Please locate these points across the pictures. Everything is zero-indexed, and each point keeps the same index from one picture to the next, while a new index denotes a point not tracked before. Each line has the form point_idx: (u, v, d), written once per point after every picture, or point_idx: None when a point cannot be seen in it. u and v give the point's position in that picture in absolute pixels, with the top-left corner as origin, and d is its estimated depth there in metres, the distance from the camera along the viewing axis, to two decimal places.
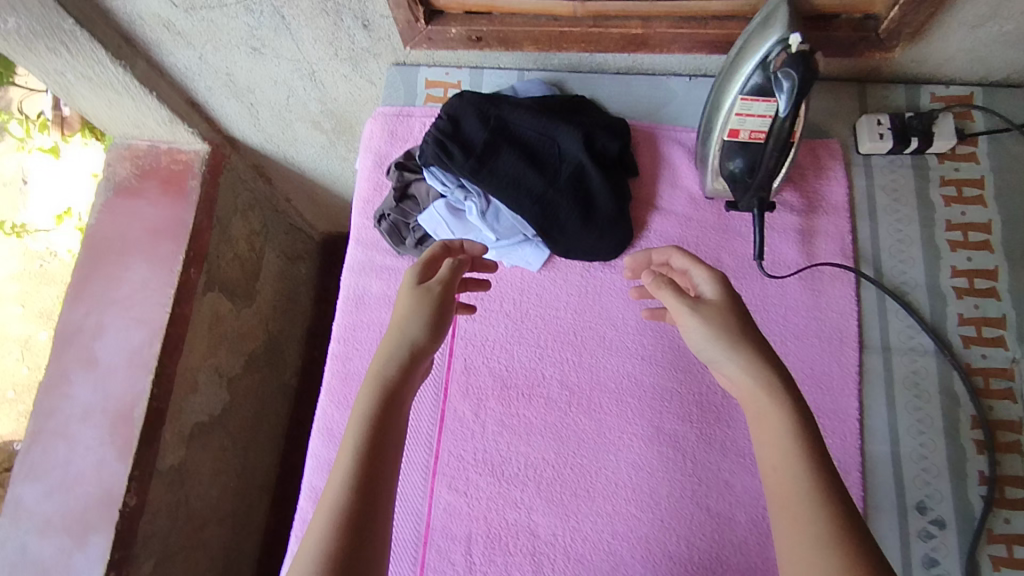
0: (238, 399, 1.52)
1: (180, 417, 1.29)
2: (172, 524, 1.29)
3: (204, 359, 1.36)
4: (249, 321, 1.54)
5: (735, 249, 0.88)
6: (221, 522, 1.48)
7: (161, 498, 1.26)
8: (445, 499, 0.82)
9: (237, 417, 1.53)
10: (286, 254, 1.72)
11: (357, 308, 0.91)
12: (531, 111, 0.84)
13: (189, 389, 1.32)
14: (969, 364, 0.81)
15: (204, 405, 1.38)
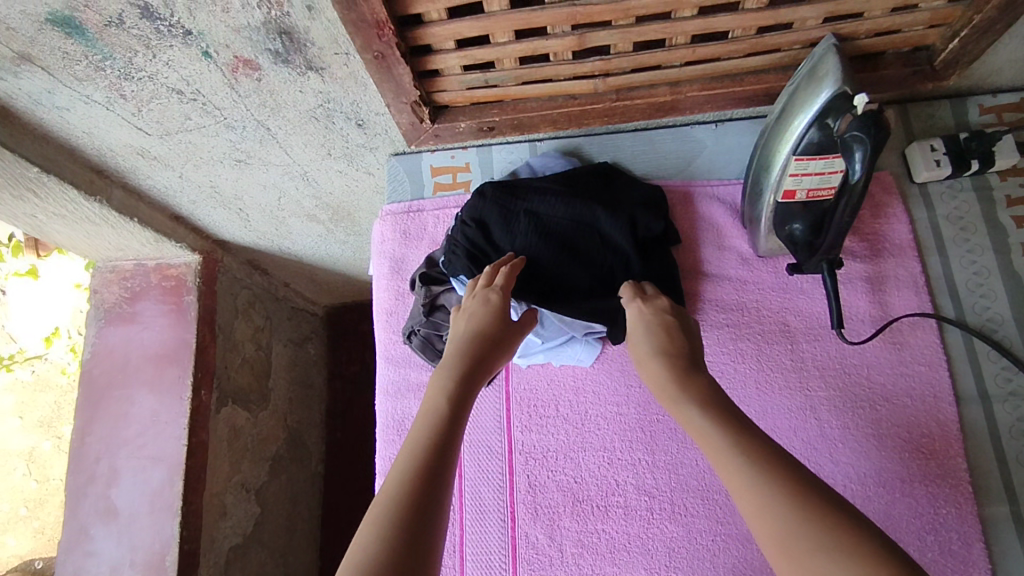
0: (269, 508, 1.43)
1: (213, 548, 1.20)
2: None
3: (229, 478, 1.27)
4: (268, 423, 1.45)
5: (801, 309, 0.81)
6: None
7: None
8: None
9: (271, 526, 1.44)
10: (294, 340, 1.63)
11: (400, 436, 0.82)
12: (562, 198, 0.76)
13: (218, 515, 1.23)
14: None
15: (237, 525, 1.29)
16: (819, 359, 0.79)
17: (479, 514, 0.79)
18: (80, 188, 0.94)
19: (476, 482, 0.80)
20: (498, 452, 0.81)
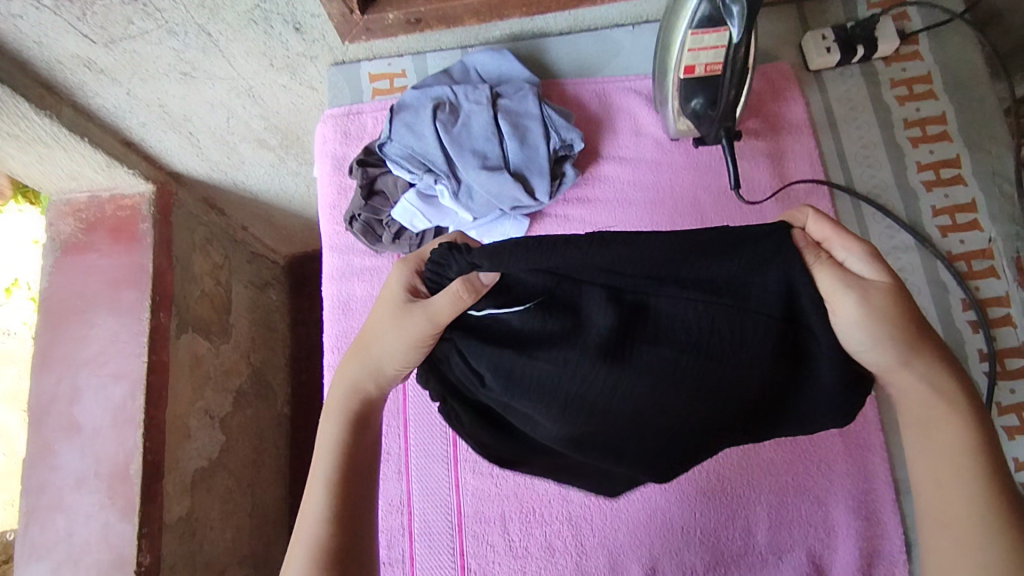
0: (235, 438, 1.47)
1: (178, 466, 1.24)
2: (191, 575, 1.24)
3: (192, 403, 1.31)
4: (231, 356, 1.48)
5: (710, 184, 0.88)
6: (243, 563, 1.43)
7: (175, 551, 1.21)
8: (471, 485, 0.81)
9: (238, 457, 1.47)
10: (255, 283, 1.66)
11: (344, 315, 0.88)
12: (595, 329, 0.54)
13: (183, 436, 1.27)
14: (951, 252, 0.83)
15: (202, 450, 1.33)
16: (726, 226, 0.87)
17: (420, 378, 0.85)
18: (31, 102, 0.97)
19: None
20: None
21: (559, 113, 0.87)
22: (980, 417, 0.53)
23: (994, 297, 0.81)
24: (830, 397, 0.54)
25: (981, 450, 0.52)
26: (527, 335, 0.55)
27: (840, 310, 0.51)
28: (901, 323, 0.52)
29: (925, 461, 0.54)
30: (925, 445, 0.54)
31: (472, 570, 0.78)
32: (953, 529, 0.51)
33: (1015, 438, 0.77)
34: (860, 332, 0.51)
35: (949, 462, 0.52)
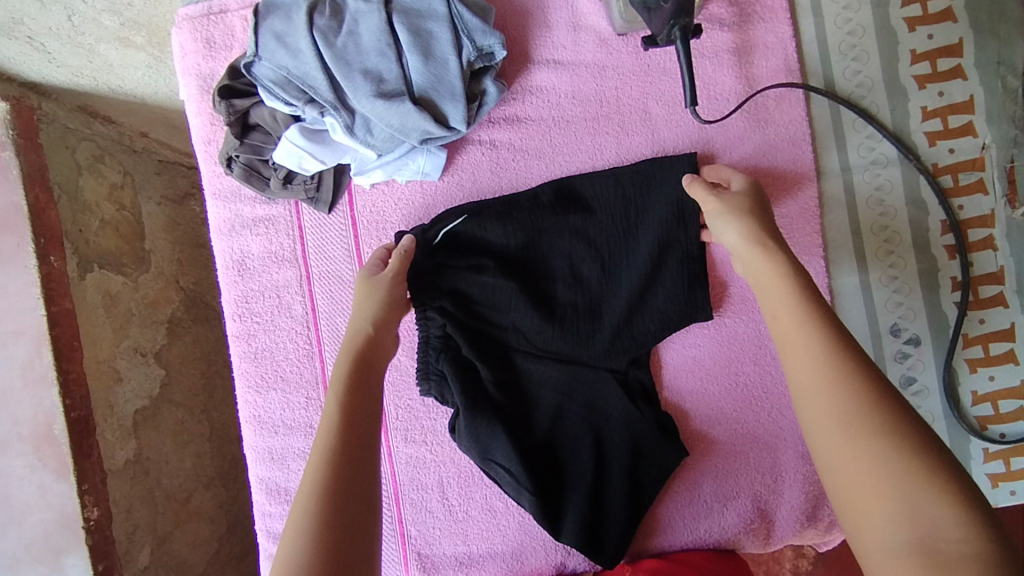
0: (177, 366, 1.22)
1: (111, 414, 1.08)
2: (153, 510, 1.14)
3: (117, 345, 1.10)
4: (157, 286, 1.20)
5: (662, 92, 0.73)
6: (209, 486, 1.26)
7: (126, 493, 1.09)
8: (405, 454, 0.75)
9: (188, 386, 1.24)
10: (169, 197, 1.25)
11: (242, 277, 0.75)
12: (514, 263, 0.73)
13: (112, 380, 1.09)
14: (937, 164, 0.72)
15: (139, 390, 1.13)
16: (679, 145, 0.73)
17: (336, 342, 0.75)
18: None
19: (331, 313, 0.75)
20: (349, 280, 0.75)
21: (473, 9, 0.68)
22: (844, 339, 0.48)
23: (976, 216, 0.72)
24: (668, 274, 0.71)
25: (851, 369, 0.45)
26: (493, 249, 0.72)
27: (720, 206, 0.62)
28: (758, 233, 0.58)
29: (805, 398, 0.47)
30: (807, 384, 0.47)
31: (413, 537, 0.75)
32: (856, 468, 0.42)
33: (977, 370, 0.72)
34: (732, 233, 0.59)
35: (821, 387, 0.46)
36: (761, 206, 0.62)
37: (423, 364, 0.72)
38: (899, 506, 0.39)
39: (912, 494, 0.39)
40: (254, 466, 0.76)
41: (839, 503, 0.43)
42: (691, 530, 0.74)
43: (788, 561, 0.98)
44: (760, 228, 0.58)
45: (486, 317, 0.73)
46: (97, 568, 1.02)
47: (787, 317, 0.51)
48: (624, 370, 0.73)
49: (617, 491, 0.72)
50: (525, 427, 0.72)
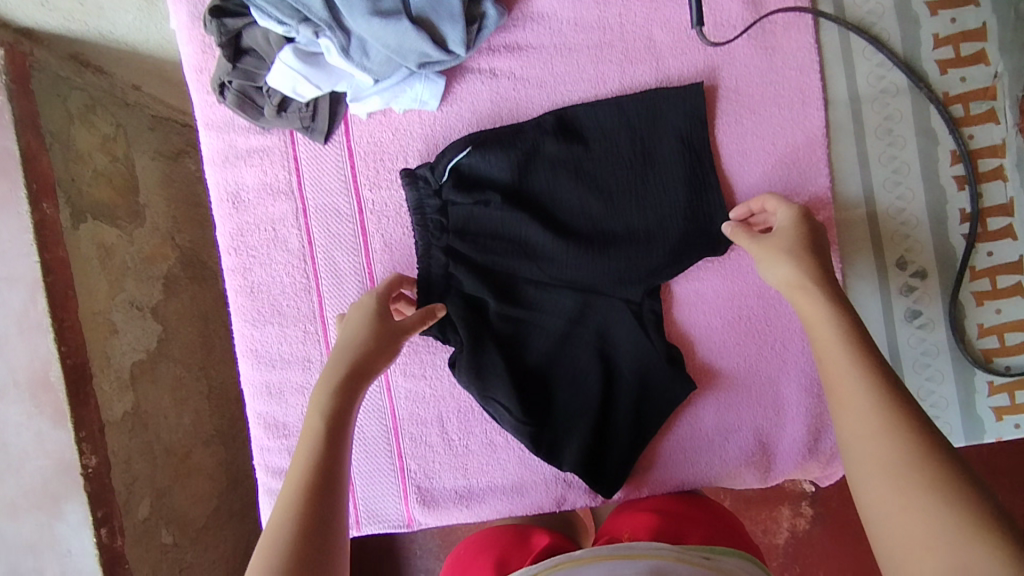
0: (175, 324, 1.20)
1: (108, 364, 1.04)
2: (152, 464, 1.10)
3: (112, 299, 1.07)
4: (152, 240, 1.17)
5: (667, 19, 0.71)
6: (208, 445, 1.24)
7: (126, 445, 1.06)
8: (404, 388, 0.75)
9: (186, 339, 1.22)
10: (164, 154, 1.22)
11: (237, 209, 0.74)
12: (519, 196, 0.71)
13: (109, 331, 1.06)
14: (948, 93, 0.70)
15: (136, 343, 1.10)
16: (685, 73, 0.71)
17: (334, 275, 0.74)
18: None
19: (329, 246, 0.74)
20: (348, 213, 0.74)
21: None
22: (895, 385, 0.48)
23: (987, 147, 0.70)
24: (677, 206, 0.70)
25: (897, 410, 0.46)
26: (496, 183, 0.71)
27: (768, 244, 0.61)
28: (808, 267, 0.57)
29: (859, 436, 0.46)
30: (860, 422, 0.47)
31: (413, 471, 0.75)
32: (905, 512, 0.41)
33: (984, 303, 0.71)
34: (785, 266, 0.59)
35: (867, 435, 0.46)
36: (813, 236, 0.61)
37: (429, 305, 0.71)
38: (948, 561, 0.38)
39: (964, 545, 0.38)
40: (252, 400, 0.76)
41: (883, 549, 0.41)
42: (693, 467, 0.73)
43: (783, 521, 1.02)
44: (812, 262, 0.58)
45: (492, 252, 0.72)
46: (97, 515, 0.98)
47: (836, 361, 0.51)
48: (640, 302, 0.72)
49: (625, 417, 0.72)
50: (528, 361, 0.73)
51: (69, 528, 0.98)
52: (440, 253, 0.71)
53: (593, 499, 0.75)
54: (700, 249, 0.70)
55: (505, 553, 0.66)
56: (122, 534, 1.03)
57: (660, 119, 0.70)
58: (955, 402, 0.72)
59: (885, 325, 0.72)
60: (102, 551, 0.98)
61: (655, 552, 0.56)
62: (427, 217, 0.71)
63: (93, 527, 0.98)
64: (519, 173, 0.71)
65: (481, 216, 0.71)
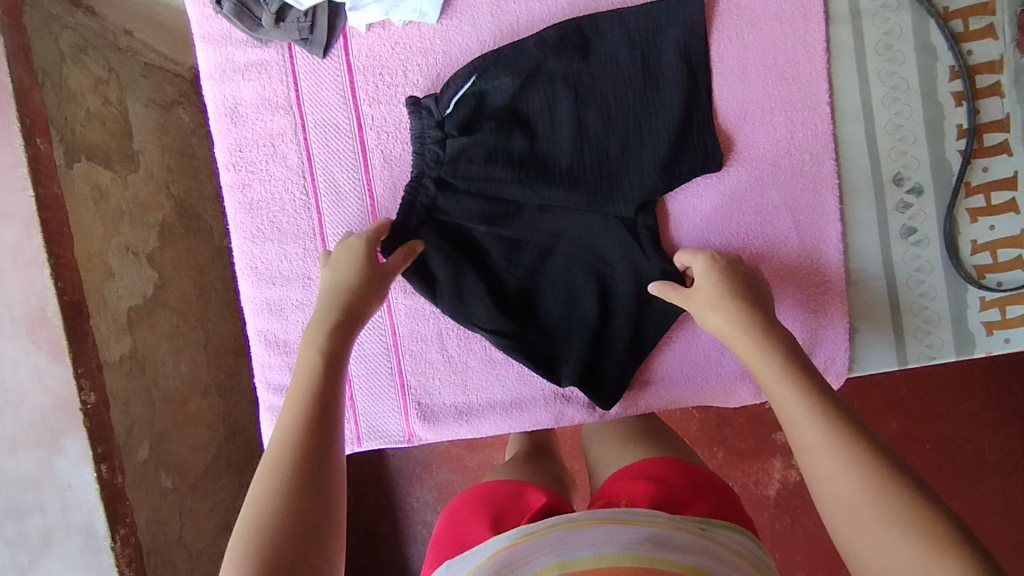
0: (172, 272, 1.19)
1: (105, 305, 1.02)
2: (151, 409, 1.09)
3: (107, 241, 1.04)
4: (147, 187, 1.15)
5: None
6: (207, 394, 1.23)
7: (125, 388, 1.04)
8: (404, 304, 0.75)
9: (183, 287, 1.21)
10: (159, 103, 1.20)
11: (236, 125, 0.74)
12: (519, 118, 0.72)
13: (106, 274, 1.04)
14: (948, 8, 0.70)
15: (132, 288, 1.09)
16: None
17: (334, 192, 0.74)
18: None
19: (327, 162, 0.73)
20: (347, 129, 0.73)
21: None
22: (834, 413, 0.53)
23: (985, 62, 0.70)
24: (676, 120, 0.70)
25: (848, 444, 0.50)
26: (496, 106, 0.71)
27: (696, 302, 0.64)
28: (743, 318, 0.61)
29: (819, 477, 0.51)
30: (816, 463, 0.51)
31: (413, 387, 0.76)
32: (873, 547, 0.46)
33: (978, 220, 0.72)
34: (718, 314, 0.62)
35: (827, 472, 0.50)
36: (739, 278, 0.64)
37: (400, 225, 0.72)
38: None
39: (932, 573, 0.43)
40: (253, 318, 0.76)
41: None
42: (691, 384, 0.75)
43: (775, 473, 1.08)
44: (743, 309, 0.61)
45: (490, 172, 0.72)
46: (97, 451, 0.97)
47: (785, 399, 0.55)
48: (633, 219, 0.72)
49: (614, 334, 0.74)
50: (519, 288, 0.75)
51: (69, 463, 0.97)
52: (436, 175, 0.72)
53: (591, 416, 0.76)
54: (698, 163, 0.71)
55: (501, 511, 0.67)
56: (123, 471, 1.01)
57: (659, 36, 0.70)
58: (948, 318, 0.73)
59: (880, 241, 0.73)
60: (103, 488, 0.97)
61: (651, 519, 0.55)
62: (426, 147, 0.72)
63: (94, 462, 0.96)
64: (522, 97, 0.71)
65: (480, 138, 0.71)
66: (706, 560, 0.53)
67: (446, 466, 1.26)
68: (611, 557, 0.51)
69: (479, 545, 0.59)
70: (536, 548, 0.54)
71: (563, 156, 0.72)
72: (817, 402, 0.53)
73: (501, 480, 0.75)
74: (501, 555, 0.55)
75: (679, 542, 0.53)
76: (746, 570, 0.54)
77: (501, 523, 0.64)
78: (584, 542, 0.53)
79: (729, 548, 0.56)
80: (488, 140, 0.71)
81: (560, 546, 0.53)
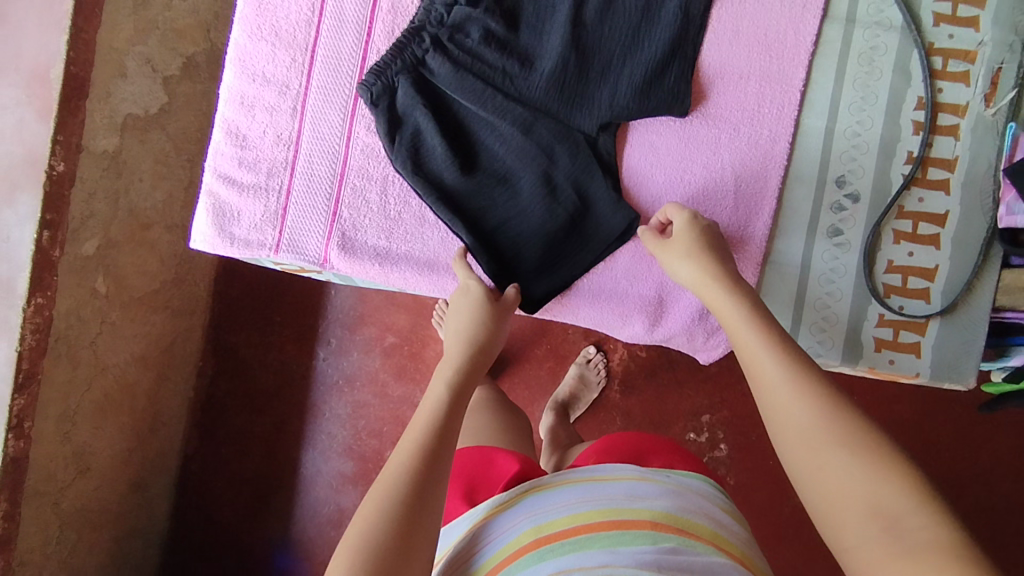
0: (179, 106, 1.14)
1: (108, 101, 0.98)
2: (113, 216, 1.03)
3: (131, 44, 1.00)
4: (188, 20, 1.12)
5: None
6: (174, 232, 1.19)
7: (96, 181, 0.99)
8: (363, 142, 0.79)
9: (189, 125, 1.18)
10: None
11: None
12: (522, 18, 0.77)
13: (118, 71, 0.99)
14: (933, 44, 0.75)
15: (138, 98, 1.04)
16: None
17: (336, 19, 0.79)
18: None
19: None
20: None
21: None
22: (794, 350, 0.54)
23: (952, 104, 0.75)
24: (661, 58, 0.74)
25: (804, 374, 0.51)
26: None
27: (671, 254, 0.67)
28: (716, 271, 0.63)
29: (774, 412, 0.51)
30: (767, 396, 0.52)
31: (343, 218, 0.79)
32: (820, 470, 0.47)
33: (901, 243, 0.75)
34: (689, 265, 0.65)
35: (781, 401, 0.51)
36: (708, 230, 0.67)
37: (382, 65, 0.75)
38: (865, 510, 0.44)
39: (878, 491, 0.44)
40: (225, 107, 0.80)
41: (809, 504, 0.47)
42: (592, 301, 0.79)
43: None
44: (711, 262, 0.64)
45: (483, 58, 0.76)
46: (47, 217, 0.89)
47: (746, 339, 0.56)
48: (594, 137, 0.76)
49: (554, 236, 0.77)
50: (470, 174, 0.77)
51: (14, 220, 0.88)
52: (432, 43, 0.76)
53: None
54: (667, 102, 0.75)
55: (475, 482, 0.67)
56: (62, 248, 0.93)
57: None
58: (843, 325, 0.76)
59: (806, 234, 0.77)
60: (38, 252, 0.89)
61: (622, 473, 0.61)
62: (434, 8, 0.76)
63: (39, 226, 0.89)
64: None
65: (482, 21, 0.76)
66: (673, 504, 0.58)
67: (367, 387, 1.29)
68: (583, 515, 0.56)
69: (458, 521, 0.63)
70: (511, 517, 0.58)
71: (552, 56, 0.75)
72: (778, 341, 0.54)
73: (471, 445, 0.75)
74: (481, 527, 0.59)
75: (647, 491, 0.58)
76: (703, 503, 0.59)
77: (473, 496, 0.65)
78: (555, 506, 0.58)
79: (694, 490, 0.61)
80: (491, 27, 0.76)
81: (533, 512, 0.58)
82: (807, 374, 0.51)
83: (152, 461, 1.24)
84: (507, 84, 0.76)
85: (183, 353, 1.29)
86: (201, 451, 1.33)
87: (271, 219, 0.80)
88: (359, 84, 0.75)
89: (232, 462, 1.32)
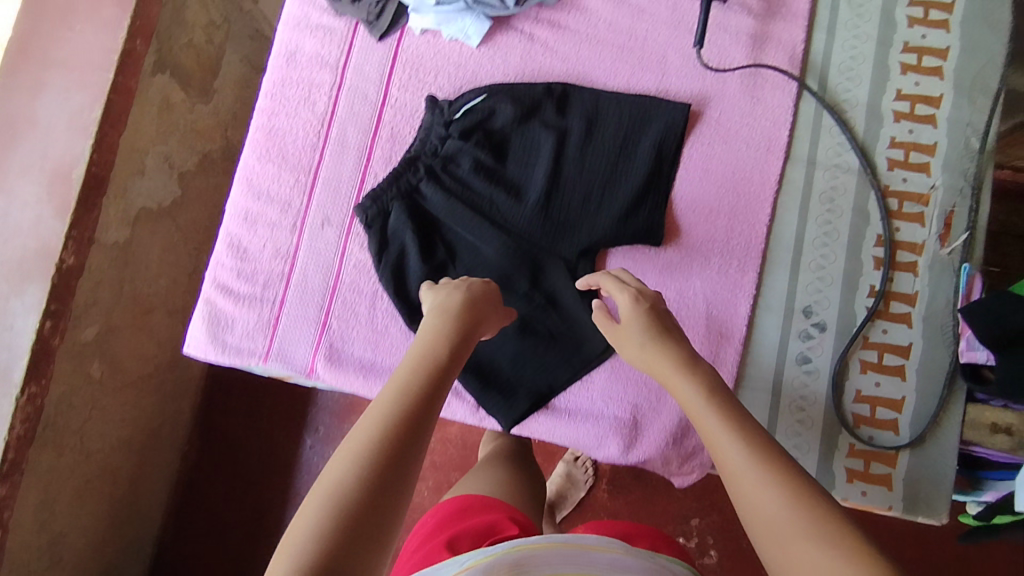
0: (190, 200, 1.21)
1: (124, 197, 1.04)
2: (114, 306, 1.07)
3: (152, 145, 1.08)
4: (208, 122, 1.21)
5: (683, 46, 0.85)
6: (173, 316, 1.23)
7: (103, 271, 1.03)
8: (355, 258, 0.83)
9: (199, 217, 1.24)
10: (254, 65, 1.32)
11: (288, 64, 0.88)
12: (510, 149, 0.83)
13: (136, 170, 1.06)
14: (889, 186, 0.81)
15: (153, 193, 1.11)
16: (681, 93, 0.84)
17: (340, 145, 0.86)
18: None
19: (345, 121, 0.86)
20: (371, 101, 0.86)
21: None
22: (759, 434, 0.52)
23: (910, 242, 0.80)
24: (636, 194, 0.80)
25: (767, 457, 0.49)
26: (496, 131, 0.83)
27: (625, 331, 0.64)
28: (672, 352, 0.60)
29: (745, 498, 0.49)
30: (738, 481, 0.49)
31: (332, 329, 0.83)
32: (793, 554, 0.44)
33: (867, 372, 0.78)
34: (645, 350, 0.62)
35: (755, 484, 0.48)
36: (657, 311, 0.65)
37: (379, 191, 0.81)
38: None
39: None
40: (230, 220, 0.86)
41: None
42: (570, 421, 0.80)
43: None
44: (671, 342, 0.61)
45: (473, 186, 0.82)
46: (50, 308, 0.92)
47: (706, 421, 0.54)
48: (574, 262, 0.81)
49: (532, 354, 0.81)
50: None
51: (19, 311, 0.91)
52: (427, 170, 0.82)
53: (470, 415, 0.82)
54: (642, 233, 0.80)
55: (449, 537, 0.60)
56: (62, 336, 0.96)
57: (648, 119, 0.82)
58: (815, 452, 0.78)
59: (776, 361, 0.80)
60: (38, 342, 0.91)
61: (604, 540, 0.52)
62: (430, 139, 0.83)
63: (42, 317, 0.91)
64: (519, 132, 0.83)
65: (473, 152, 0.82)
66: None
67: None
68: None
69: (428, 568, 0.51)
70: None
71: (536, 187, 0.81)
72: (737, 424, 0.53)
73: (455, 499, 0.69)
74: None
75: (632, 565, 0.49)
76: None
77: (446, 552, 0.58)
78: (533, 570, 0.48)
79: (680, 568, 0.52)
80: (482, 157, 0.82)
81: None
82: (768, 460, 0.49)
83: (125, 550, 1.21)
84: (494, 210, 0.82)
85: (168, 435, 1.28)
86: (177, 538, 1.30)
87: (263, 327, 0.83)
88: (357, 207, 0.81)
89: (206, 551, 1.29)
